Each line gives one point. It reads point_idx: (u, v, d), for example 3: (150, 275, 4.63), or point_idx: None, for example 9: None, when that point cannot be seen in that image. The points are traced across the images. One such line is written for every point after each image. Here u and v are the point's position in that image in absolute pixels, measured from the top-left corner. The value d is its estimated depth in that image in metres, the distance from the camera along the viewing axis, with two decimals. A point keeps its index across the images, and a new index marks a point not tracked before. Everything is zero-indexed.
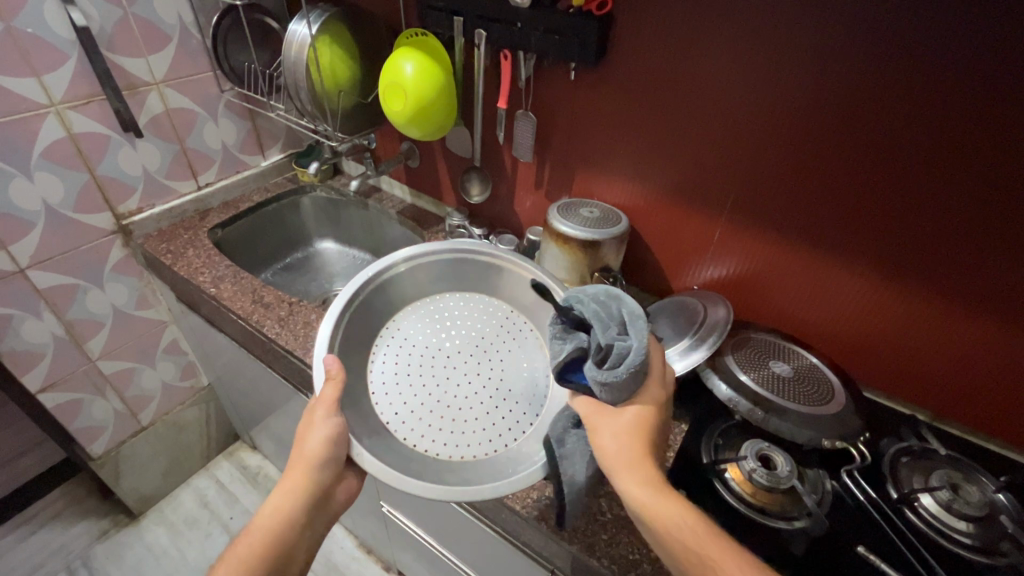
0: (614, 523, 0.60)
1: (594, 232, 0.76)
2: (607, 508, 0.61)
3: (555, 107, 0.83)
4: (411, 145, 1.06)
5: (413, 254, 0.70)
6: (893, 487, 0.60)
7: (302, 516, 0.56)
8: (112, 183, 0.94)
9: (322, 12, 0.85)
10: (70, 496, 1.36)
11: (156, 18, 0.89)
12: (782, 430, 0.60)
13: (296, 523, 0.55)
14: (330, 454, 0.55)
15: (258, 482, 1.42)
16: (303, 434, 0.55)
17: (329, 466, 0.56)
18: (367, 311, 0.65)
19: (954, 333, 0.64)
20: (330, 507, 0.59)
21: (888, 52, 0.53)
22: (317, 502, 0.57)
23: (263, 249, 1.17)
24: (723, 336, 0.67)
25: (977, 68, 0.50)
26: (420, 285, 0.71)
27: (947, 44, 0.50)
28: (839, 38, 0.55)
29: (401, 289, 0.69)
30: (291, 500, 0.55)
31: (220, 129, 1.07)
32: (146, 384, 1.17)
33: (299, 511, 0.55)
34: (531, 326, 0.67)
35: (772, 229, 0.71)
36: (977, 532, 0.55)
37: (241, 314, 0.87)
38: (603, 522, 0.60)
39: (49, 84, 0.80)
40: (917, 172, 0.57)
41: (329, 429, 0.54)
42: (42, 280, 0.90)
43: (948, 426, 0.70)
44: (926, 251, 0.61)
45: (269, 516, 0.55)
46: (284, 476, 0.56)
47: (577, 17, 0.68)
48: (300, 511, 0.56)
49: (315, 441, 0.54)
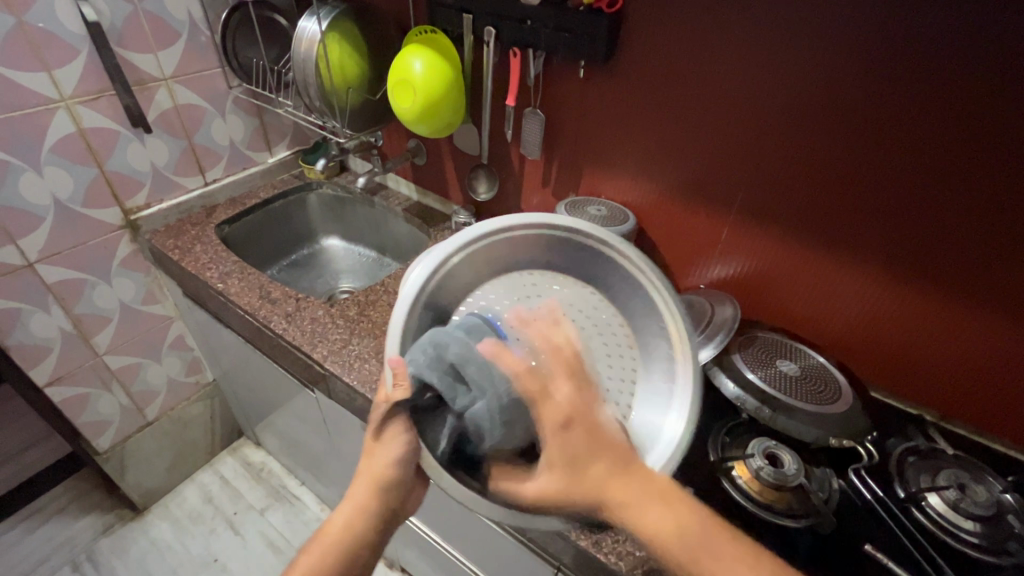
0: None
1: (602, 229, 0.76)
2: None
3: (564, 105, 0.83)
4: (417, 143, 1.07)
5: (494, 230, 0.58)
6: (901, 485, 0.60)
7: (373, 529, 0.53)
8: (121, 178, 0.94)
9: (332, 9, 0.86)
10: (75, 490, 1.37)
11: (167, 15, 0.90)
12: (789, 428, 0.61)
13: (366, 534, 0.52)
14: (400, 464, 0.52)
15: (263, 479, 1.42)
16: (375, 441, 0.53)
17: (397, 479, 0.52)
18: (443, 295, 0.57)
19: (962, 332, 0.64)
20: (401, 519, 0.55)
21: (892, 51, 0.54)
22: (387, 513, 0.53)
23: (270, 244, 1.18)
24: (731, 335, 0.67)
25: (979, 66, 0.50)
26: (497, 263, 0.60)
27: (948, 43, 0.51)
28: (843, 37, 0.56)
29: (476, 267, 0.59)
30: (361, 508, 0.52)
31: (228, 125, 1.07)
32: (152, 379, 1.17)
33: (368, 521, 0.52)
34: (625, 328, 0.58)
35: (780, 227, 0.71)
36: (983, 531, 0.55)
37: (248, 309, 0.87)
38: None
39: (60, 79, 0.81)
40: (927, 168, 0.57)
41: (404, 443, 0.52)
42: (51, 274, 0.91)
43: (956, 426, 0.70)
44: (936, 247, 0.60)
45: (339, 524, 0.51)
46: (353, 484, 0.53)
47: (587, 15, 0.69)
48: (369, 521, 0.52)
49: (388, 450, 0.52)
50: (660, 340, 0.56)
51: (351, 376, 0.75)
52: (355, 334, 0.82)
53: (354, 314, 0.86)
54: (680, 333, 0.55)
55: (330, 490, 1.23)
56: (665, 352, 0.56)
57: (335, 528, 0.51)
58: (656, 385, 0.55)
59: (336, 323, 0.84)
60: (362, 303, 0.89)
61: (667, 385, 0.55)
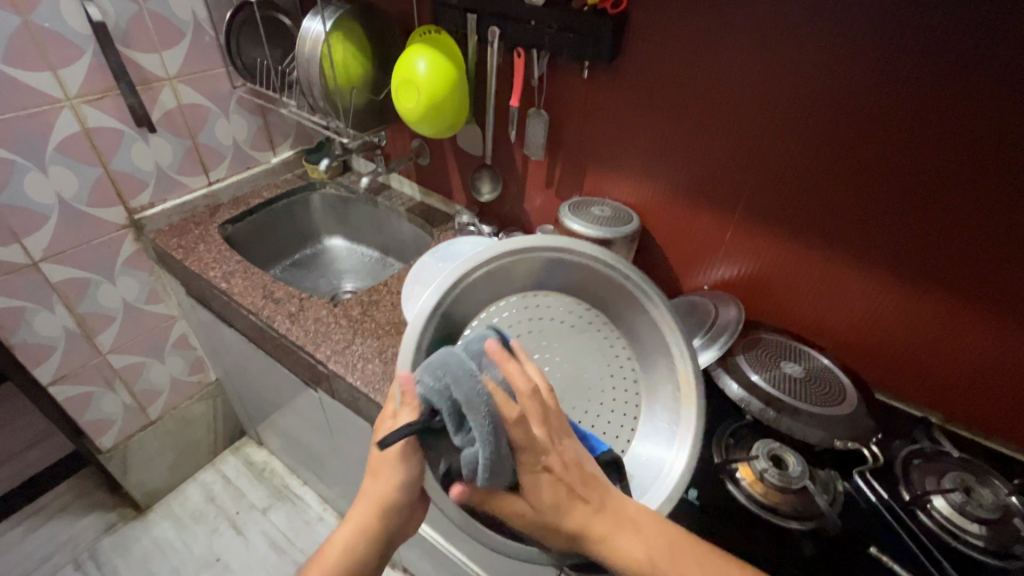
0: None
1: (606, 230, 0.76)
2: None
3: (568, 106, 0.83)
4: (421, 143, 1.07)
5: (513, 252, 0.53)
6: (906, 489, 0.59)
7: (373, 549, 0.51)
8: (125, 177, 0.94)
9: (336, 9, 0.86)
10: (78, 489, 1.37)
11: (171, 15, 0.90)
12: (793, 430, 0.61)
13: (365, 558, 0.51)
14: (402, 489, 0.50)
15: (264, 478, 1.42)
16: (379, 462, 0.50)
17: (399, 503, 0.51)
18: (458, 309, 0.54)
19: (967, 335, 0.63)
20: (399, 538, 0.54)
21: (897, 51, 0.53)
22: (387, 535, 0.52)
23: (273, 245, 1.18)
24: (735, 336, 0.67)
25: (984, 67, 0.50)
26: (516, 280, 0.56)
27: (953, 44, 0.50)
28: (848, 37, 0.55)
29: (492, 284, 0.55)
30: (360, 534, 0.50)
31: (231, 125, 1.07)
32: (155, 378, 1.17)
33: (366, 546, 0.51)
34: (631, 362, 0.58)
35: (785, 228, 0.70)
36: (990, 534, 0.54)
37: (252, 309, 0.87)
38: None
39: (65, 79, 0.81)
40: (933, 170, 0.57)
41: (407, 468, 0.50)
42: (55, 273, 0.91)
43: (960, 429, 0.70)
44: (942, 250, 0.60)
45: (337, 547, 0.50)
46: (356, 501, 0.51)
47: (592, 16, 0.69)
48: (370, 544, 0.51)
49: (391, 475, 0.50)
50: (668, 379, 0.56)
51: (354, 376, 0.75)
52: (358, 335, 0.82)
53: (357, 314, 0.86)
54: (690, 378, 0.54)
55: (332, 490, 1.23)
56: (671, 392, 0.56)
57: (335, 553, 0.50)
58: (659, 422, 0.56)
59: (339, 323, 0.84)
60: (365, 304, 0.89)
61: (670, 424, 0.55)
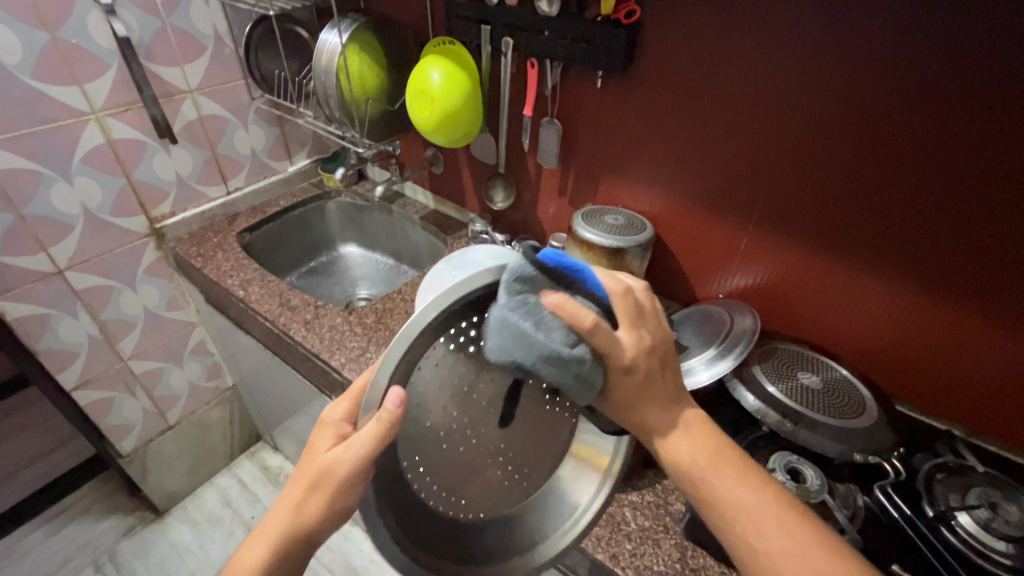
0: (648, 545, 0.59)
1: (619, 239, 0.76)
2: (675, 555, 0.58)
3: (581, 117, 0.83)
4: (435, 152, 1.09)
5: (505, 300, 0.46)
6: (929, 505, 0.58)
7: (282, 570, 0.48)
8: (147, 187, 0.97)
9: (352, 21, 0.87)
10: (98, 492, 1.40)
11: (193, 29, 0.92)
12: (810, 442, 0.60)
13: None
14: (330, 514, 0.46)
15: (279, 483, 1.44)
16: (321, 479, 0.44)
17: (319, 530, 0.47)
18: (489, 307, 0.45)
19: (990, 349, 0.62)
20: None
21: (893, 55, 0.54)
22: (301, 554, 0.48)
23: (291, 253, 1.20)
24: (750, 346, 0.66)
25: (980, 68, 0.50)
26: None
27: (947, 46, 0.51)
28: (846, 40, 0.56)
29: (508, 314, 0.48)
30: (269, 553, 0.47)
31: (249, 135, 1.09)
32: (174, 383, 1.20)
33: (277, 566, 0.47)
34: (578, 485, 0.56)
35: (796, 234, 0.70)
36: (1018, 552, 0.51)
37: (268, 316, 0.88)
38: (655, 540, 0.60)
39: (91, 93, 0.84)
40: (951, 181, 0.56)
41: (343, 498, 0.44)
42: (80, 281, 0.93)
43: (985, 442, 0.68)
44: (958, 259, 0.59)
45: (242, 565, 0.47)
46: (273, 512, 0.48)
47: (605, 26, 0.69)
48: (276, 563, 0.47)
49: (325, 498, 0.45)
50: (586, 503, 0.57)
51: None
52: (372, 342, 0.83)
53: (371, 322, 0.87)
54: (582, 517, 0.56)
55: None
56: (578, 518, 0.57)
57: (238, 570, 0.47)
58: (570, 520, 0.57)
59: (354, 331, 0.85)
60: (379, 311, 0.90)
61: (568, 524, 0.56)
